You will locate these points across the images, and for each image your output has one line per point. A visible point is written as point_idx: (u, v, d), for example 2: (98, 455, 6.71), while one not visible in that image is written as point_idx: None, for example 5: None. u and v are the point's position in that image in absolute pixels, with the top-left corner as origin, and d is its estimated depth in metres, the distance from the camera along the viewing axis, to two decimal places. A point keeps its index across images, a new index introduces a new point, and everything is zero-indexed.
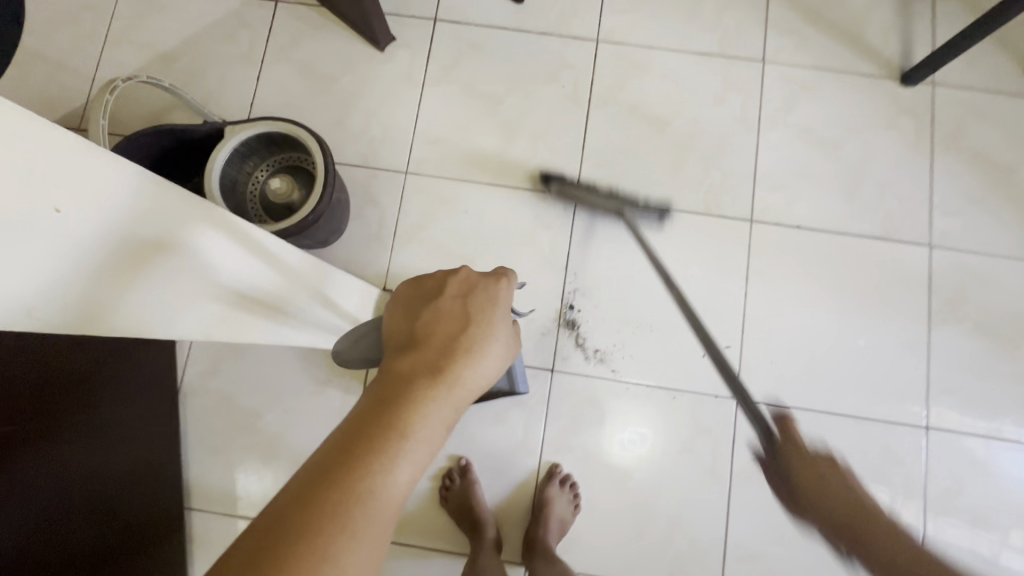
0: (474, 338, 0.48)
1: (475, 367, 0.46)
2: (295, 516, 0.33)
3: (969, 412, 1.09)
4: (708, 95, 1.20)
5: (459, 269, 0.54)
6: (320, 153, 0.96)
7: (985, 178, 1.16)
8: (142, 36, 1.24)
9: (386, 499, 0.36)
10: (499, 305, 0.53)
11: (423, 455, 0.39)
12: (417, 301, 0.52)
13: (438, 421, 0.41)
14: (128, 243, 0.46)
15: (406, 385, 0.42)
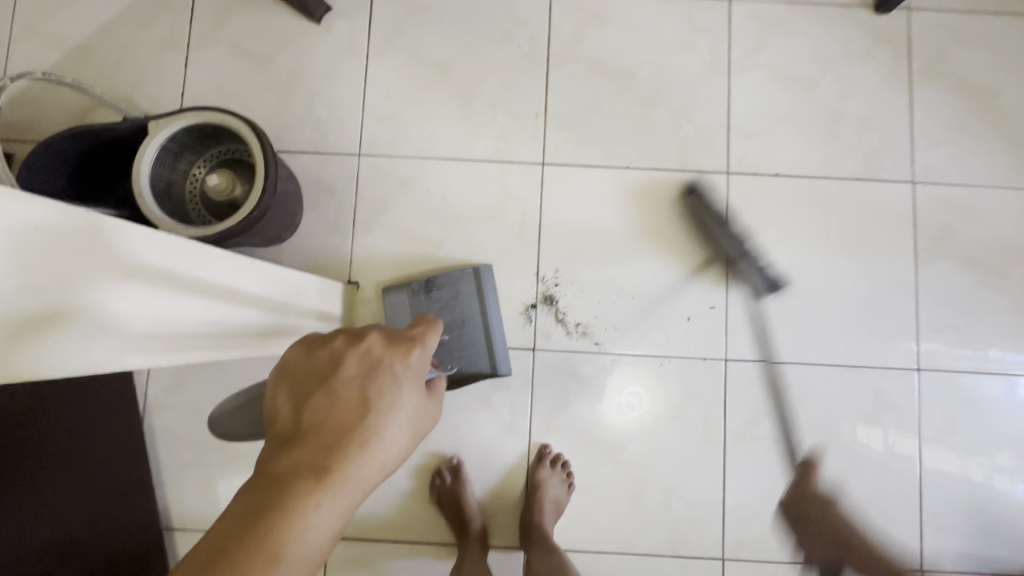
0: (369, 432, 0.40)
1: (371, 462, 0.39)
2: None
3: (961, 348, 1.07)
4: (673, 42, 1.12)
5: (364, 337, 0.44)
6: (257, 144, 0.87)
7: (968, 105, 1.11)
8: (51, 30, 1.13)
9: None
10: (407, 382, 0.44)
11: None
12: (305, 380, 0.42)
13: (305, 548, 0.35)
14: (26, 291, 0.39)
15: (269, 507, 0.35)
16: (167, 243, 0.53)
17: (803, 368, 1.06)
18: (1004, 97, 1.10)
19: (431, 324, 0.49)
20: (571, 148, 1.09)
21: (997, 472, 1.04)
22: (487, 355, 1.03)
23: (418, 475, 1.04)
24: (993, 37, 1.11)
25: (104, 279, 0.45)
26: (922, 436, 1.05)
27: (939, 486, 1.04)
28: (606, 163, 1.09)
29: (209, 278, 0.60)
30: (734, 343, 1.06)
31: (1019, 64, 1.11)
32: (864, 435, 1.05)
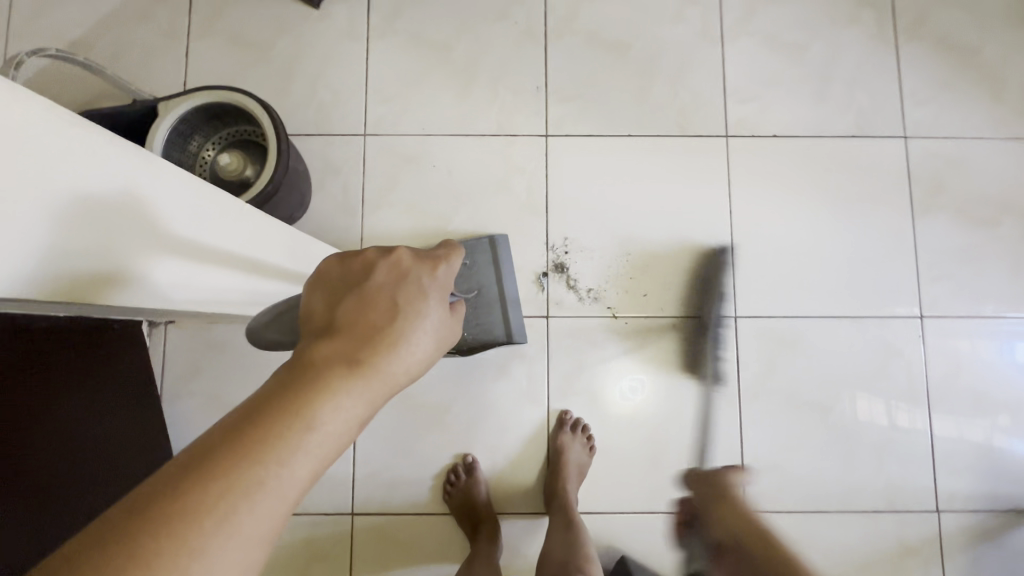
0: (398, 333, 0.40)
1: (399, 361, 0.39)
2: (140, 533, 0.29)
3: (960, 296, 1.10)
4: (666, 13, 1.15)
5: (395, 248, 0.43)
6: (269, 121, 0.88)
7: (952, 62, 1.15)
8: (49, 26, 1.13)
9: (257, 518, 0.31)
10: (433, 295, 0.43)
11: (311, 468, 0.34)
12: (338, 282, 0.42)
13: (334, 428, 0.35)
14: (97, 220, 0.40)
15: (300, 387, 0.35)
16: (208, 190, 0.53)
17: (810, 323, 1.08)
18: (985, 52, 1.15)
19: (456, 247, 0.49)
20: (573, 119, 1.12)
21: (995, 428, 1.07)
22: (502, 323, 1.05)
23: (440, 447, 1.05)
24: None
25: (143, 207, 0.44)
26: (928, 384, 1.08)
27: (946, 435, 1.07)
28: (608, 132, 1.11)
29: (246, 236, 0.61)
30: (742, 301, 1.08)
31: (998, 21, 1.15)
32: (874, 386, 1.07)
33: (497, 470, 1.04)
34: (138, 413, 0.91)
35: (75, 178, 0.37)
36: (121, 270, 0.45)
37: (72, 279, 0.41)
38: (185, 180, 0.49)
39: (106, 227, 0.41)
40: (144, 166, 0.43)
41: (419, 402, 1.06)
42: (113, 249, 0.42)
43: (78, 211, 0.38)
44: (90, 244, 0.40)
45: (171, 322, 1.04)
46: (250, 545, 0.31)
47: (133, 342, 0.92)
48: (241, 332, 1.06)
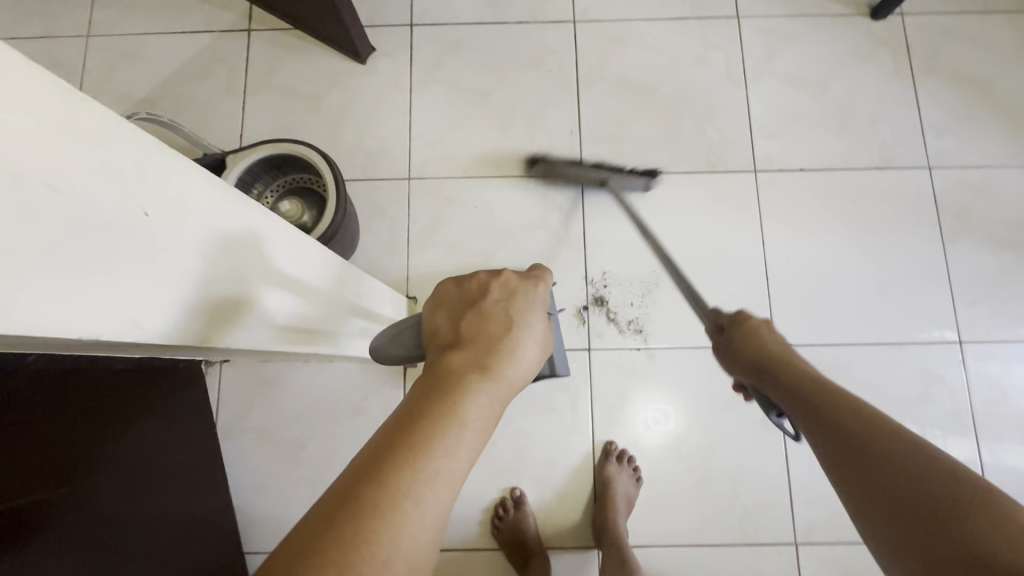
0: (517, 341, 0.46)
1: (519, 364, 0.45)
2: (344, 521, 0.32)
3: (998, 319, 1.11)
4: (691, 57, 1.22)
5: (502, 270, 0.51)
6: (328, 169, 0.94)
7: (969, 94, 1.19)
8: (117, 87, 1.22)
9: (433, 503, 0.35)
10: (536, 308, 0.51)
11: (468, 457, 0.38)
12: (457, 303, 0.49)
13: (481, 421, 0.40)
14: (230, 271, 0.44)
15: (447, 388, 0.40)
16: (303, 240, 0.58)
17: (849, 349, 1.10)
18: (1001, 85, 1.19)
19: (545, 270, 0.56)
20: (606, 158, 1.17)
21: None
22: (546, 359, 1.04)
23: (488, 481, 1.06)
24: (983, 33, 1.22)
25: (254, 257, 0.47)
26: (973, 410, 1.08)
27: (995, 463, 1.06)
28: (641, 170, 1.17)
29: (329, 279, 0.66)
30: (779, 329, 1.10)
31: (1011, 55, 1.21)
32: (917, 413, 1.08)
33: (545, 504, 1.05)
34: (196, 451, 0.96)
35: (219, 236, 0.41)
36: (243, 317, 0.49)
37: (210, 332, 0.45)
38: (288, 232, 0.54)
39: (233, 279, 0.45)
40: (264, 221, 0.48)
41: None
42: (237, 299, 0.47)
43: (215, 261, 0.41)
44: (224, 293, 0.44)
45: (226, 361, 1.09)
46: (429, 527, 0.35)
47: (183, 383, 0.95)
48: (292, 369, 1.10)
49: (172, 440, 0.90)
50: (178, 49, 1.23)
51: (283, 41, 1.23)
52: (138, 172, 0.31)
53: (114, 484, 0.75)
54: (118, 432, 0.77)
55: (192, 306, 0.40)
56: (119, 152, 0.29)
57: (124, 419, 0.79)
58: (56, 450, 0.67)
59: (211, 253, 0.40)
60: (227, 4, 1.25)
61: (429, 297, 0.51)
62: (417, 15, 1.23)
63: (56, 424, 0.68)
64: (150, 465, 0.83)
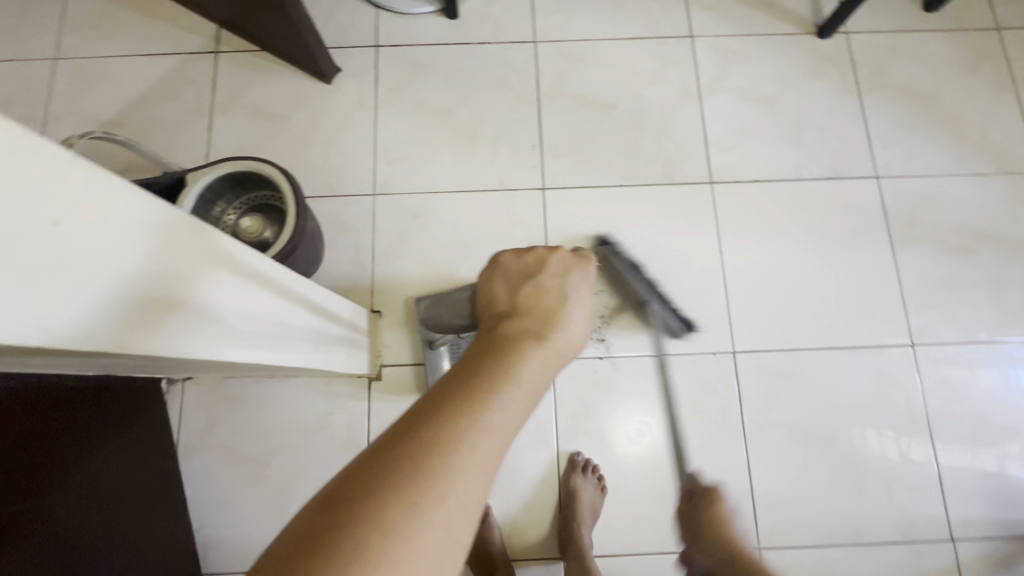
0: (571, 315, 0.47)
1: (572, 336, 0.45)
2: (404, 456, 0.34)
3: (949, 322, 1.14)
4: (647, 74, 1.26)
5: (558, 247, 0.53)
6: (288, 185, 0.96)
7: (914, 107, 1.25)
8: (83, 108, 1.23)
9: (487, 452, 0.35)
10: (590, 284, 0.51)
11: (521, 414, 0.38)
12: (516, 275, 0.50)
13: (535, 382, 0.40)
14: (160, 278, 0.45)
15: (503, 349, 0.42)
16: (242, 251, 0.59)
17: (806, 354, 1.12)
18: (942, 99, 1.25)
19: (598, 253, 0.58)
20: (567, 172, 1.20)
21: (1002, 457, 1.08)
22: None
23: None
24: (923, 50, 1.28)
25: (185, 267, 0.48)
26: (929, 411, 1.10)
27: (952, 462, 1.08)
28: (600, 183, 1.20)
29: (273, 290, 0.67)
30: (737, 336, 1.13)
31: (950, 70, 1.27)
32: (875, 415, 1.10)
33: (511, 515, 1.05)
34: (154, 470, 0.95)
35: (146, 244, 0.42)
36: (181, 324, 0.50)
37: (143, 339, 0.46)
38: (224, 242, 0.55)
39: (164, 284, 0.46)
40: (194, 230, 0.49)
41: None
42: (171, 306, 0.48)
43: (142, 270, 0.42)
44: (157, 299, 0.45)
45: (188, 378, 1.08)
46: (482, 475, 0.35)
47: (136, 402, 0.94)
48: (255, 386, 1.10)
49: (129, 459, 0.89)
50: (145, 70, 1.25)
51: (250, 62, 1.25)
52: (49, 182, 0.32)
53: (72, 504, 0.74)
54: (73, 453, 0.76)
55: (114, 313, 0.40)
56: (27, 159, 0.30)
57: (79, 439, 0.78)
58: (23, 467, 0.67)
59: (136, 262, 0.41)
60: (196, 27, 1.28)
61: (487, 271, 0.52)
62: (382, 36, 1.27)
63: (22, 440, 0.68)
64: (108, 485, 0.82)
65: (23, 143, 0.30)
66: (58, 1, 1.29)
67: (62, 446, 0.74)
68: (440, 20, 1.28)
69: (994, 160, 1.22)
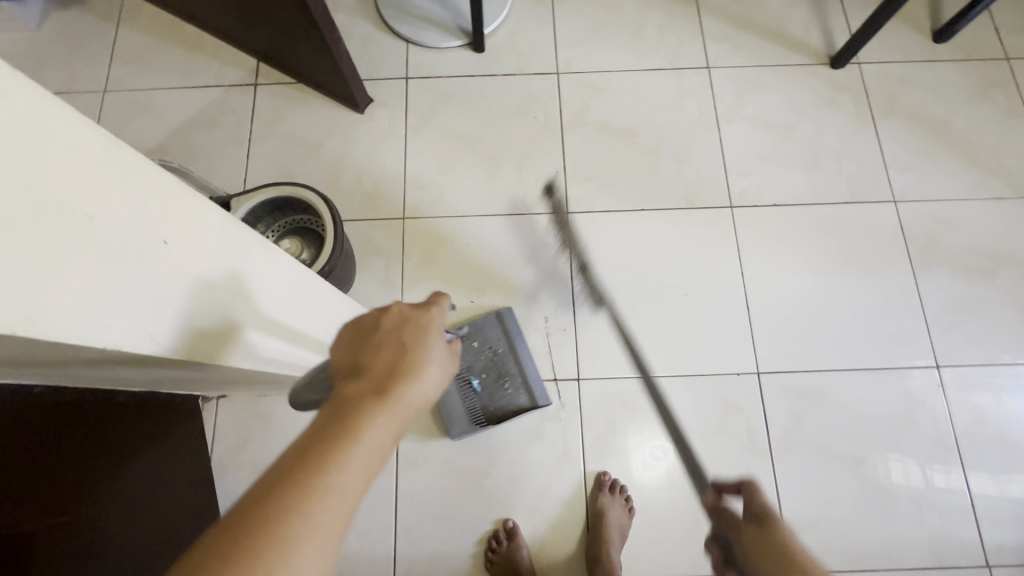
0: (410, 373, 0.47)
1: (413, 392, 0.46)
2: (234, 534, 0.35)
3: (973, 344, 1.15)
4: (666, 103, 1.31)
5: (396, 303, 0.52)
6: (328, 210, 1.00)
7: (927, 134, 1.28)
8: (129, 136, 1.30)
9: (325, 518, 0.37)
10: (433, 333, 0.51)
11: (360, 476, 0.40)
12: (358, 336, 0.50)
13: (375, 441, 0.42)
14: (241, 299, 0.48)
15: (338, 415, 0.42)
16: (310, 276, 0.63)
17: (830, 375, 1.13)
18: (956, 126, 1.28)
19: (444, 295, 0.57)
20: (590, 197, 1.24)
21: None
22: (525, 391, 1.11)
23: (480, 513, 1.06)
24: (934, 79, 1.32)
25: (258, 284, 0.51)
26: (956, 433, 1.10)
27: (982, 487, 1.07)
28: (623, 207, 1.23)
29: (330, 312, 0.70)
30: (759, 355, 1.14)
31: (961, 98, 1.30)
32: (902, 437, 1.10)
33: (538, 536, 1.05)
34: (187, 487, 0.96)
35: (233, 264, 0.45)
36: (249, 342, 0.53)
37: (209, 349, 0.48)
38: (297, 266, 0.59)
39: (241, 305, 0.49)
40: (275, 255, 0.53)
41: (459, 469, 1.08)
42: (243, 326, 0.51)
43: (225, 285, 0.45)
44: (236, 317, 0.49)
45: (223, 396, 1.11)
46: (321, 542, 0.37)
47: (173, 420, 0.96)
48: (287, 404, 1.12)
49: (165, 475, 0.90)
50: (187, 101, 1.32)
51: (286, 93, 1.32)
52: (160, 203, 0.35)
53: (112, 516, 0.75)
54: (114, 465, 0.78)
55: (196, 327, 0.43)
56: (140, 180, 0.33)
57: (120, 451, 0.80)
58: (59, 481, 0.67)
59: (217, 282, 0.44)
60: (236, 61, 1.35)
61: (333, 338, 0.52)
62: (411, 68, 1.33)
63: (59, 454, 0.68)
64: (146, 498, 0.83)
65: (142, 167, 0.33)
66: (108, 38, 1.37)
67: (103, 457, 0.76)
68: (467, 53, 1.34)
69: (1010, 185, 1.24)
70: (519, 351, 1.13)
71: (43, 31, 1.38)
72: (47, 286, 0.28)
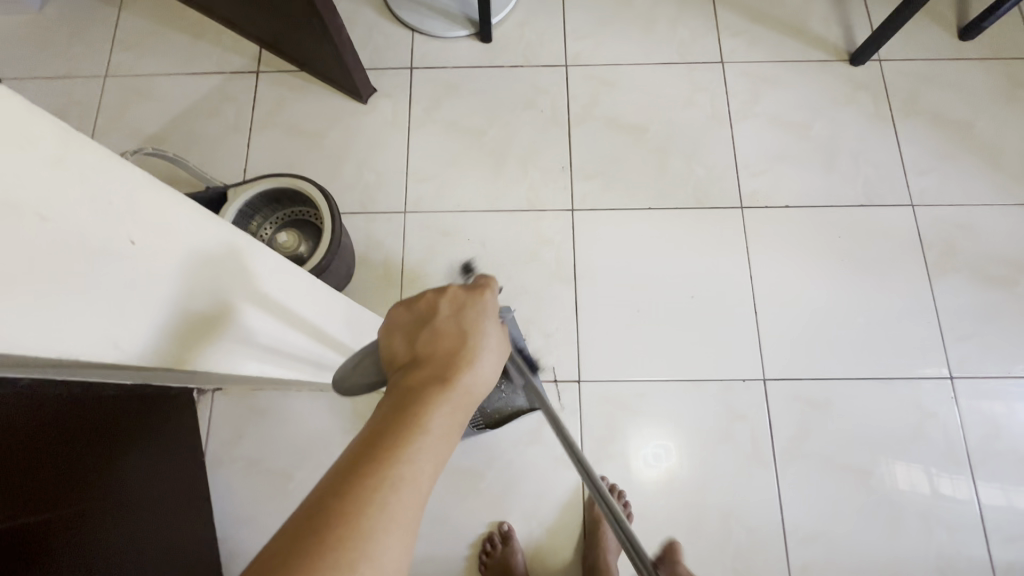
0: (470, 360, 0.45)
1: (475, 378, 0.45)
2: (308, 532, 0.33)
3: (989, 356, 1.11)
4: (677, 99, 1.27)
5: (448, 286, 0.50)
6: (325, 202, 0.98)
7: (948, 136, 1.23)
8: (129, 123, 1.28)
9: (401, 509, 0.36)
10: (490, 316, 0.49)
11: (433, 465, 0.39)
12: (411, 326, 0.48)
13: (442, 429, 0.40)
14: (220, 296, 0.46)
15: (404, 405, 0.41)
16: (300, 273, 0.60)
17: (837, 383, 1.10)
18: (980, 128, 1.23)
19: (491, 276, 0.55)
20: (596, 194, 1.21)
21: None
22: (522, 392, 1.06)
23: (475, 514, 1.04)
24: (958, 78, 1.27)
25: (235, 282, 0.48)
26: (969, 447, 1.06)
27: (994, 503, 1.03)
28: (630, 206, 1.20)
29: (322, 311, 0.68)
30: (765, 362, 1.11)
31: (985, 99, 1.25)
32: (911, 450, 1.06)
33: (534, 539, 1.03)
34: (180, 481, 0.95)
35: (212, 265, 0.43)
36: None
37: (179, 346, 0.47)
38: (286, 263, 0.56)
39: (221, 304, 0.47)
40: (261, 252, 0.51)
41: (455, 469, 1.06)
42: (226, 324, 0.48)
43: (199, 285, 0.42)
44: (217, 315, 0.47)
45: (219, 389, 1.10)
46: (402, 533, 0.35)
47: (166, 414, 0.94)
48: (283, 398, 1.11)
49: (158, 469, 0.89)
50: (189, 88, 1.30)
51: (288, 82, 1.29)
52: (129, 201, 0.33)
53: (101, 509, 0.74)
54: (104, 458, 0.77)
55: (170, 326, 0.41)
56: (105, 178, 0.31)
57: (111, 445, 0.78)
58: (48, 473, 0.66)
59: (188, 281, 0.42)
60: (239, 47, 1.33)
61: (382, 328, 0.50)
62: (416, 58, 1.30)
63: (49, 448, 0.67)
64: (137, 492, 0.82)
65: (108, 161, 0.31)
66: (110, 22, 1.35)
67: (93, 450, 0.75)
68: (474, 44, 1.31)
69: None
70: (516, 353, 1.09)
71: (45, 14, 1.36)
72: None
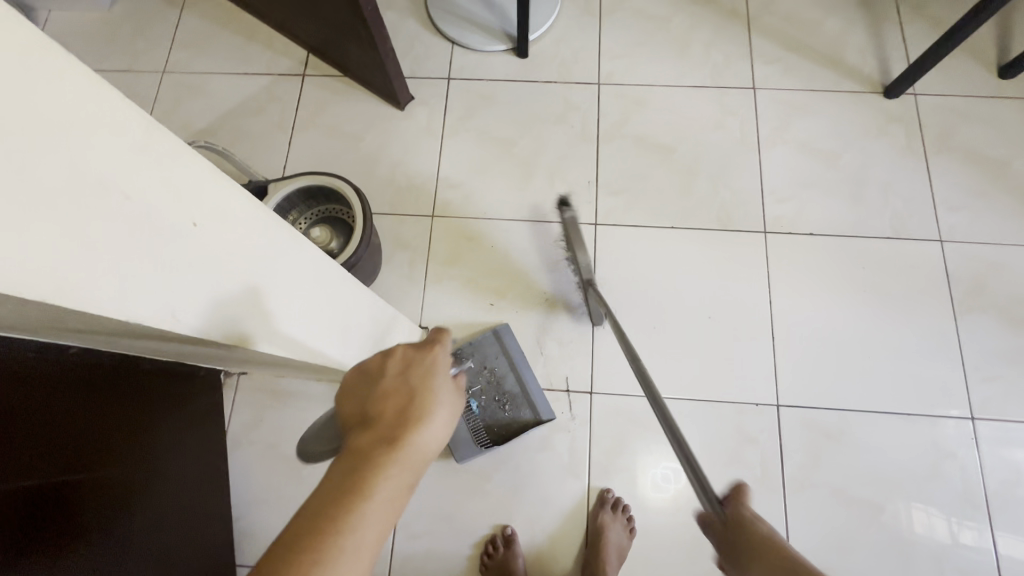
0: (419, 417, 0.47)
1: (425, 435, 0.46)
2: None
3: (1013, 399, 1.08)
4: (707, 122, 1.29)
5: (395, 348, 0.53)
6: (358, 201, 1.02)
7: (982, 173, 1.22)
8: (181, 117, 1.35)
9: (343, 573, 0.37)
10: (440, 371, 0.52)
11: (380, 525, 0.40)
12: (363, 386, 0.51)
13: (390, 487, 0.42)
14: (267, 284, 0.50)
15: (358, 462, 0.43)
16: (334, 267, 0.64)
17: (853, 414, 1.09)
18: (1015, 167, 1.22)
19: (443, 332, 0.58)
20: (620, 211, 1.23)
21: None
22: (528, 404, 1.10)
23: (480, 516, 1.06)
24: (995, 115, 1.25)
25: (280, 272, 0.52)
26: (987, 491, 1.04)
27: (1010, 550, 1.01)
28: (653, 224, 1.22)
29: (352, 304, 0.71)
30: (780, 387, 1.10)
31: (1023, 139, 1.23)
32: (926, 488, 1.04)
33: (536, 545, 1.04)
34: (203, 457, 1.00)
35: (260, 251, 0.47)
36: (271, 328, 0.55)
37: (231, 333, 0.50)
38: (322, 257, 0.60)
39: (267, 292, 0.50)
40: (301, 244, 0.54)
41: (463, 470, 1.08)
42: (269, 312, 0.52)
43: (250, 270, 0.46)
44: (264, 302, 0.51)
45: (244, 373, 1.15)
46: None
47: (194, 392, 0.99)
48: (304, 387, 1.15)
49: (184, 444, 0.94)
50: (238, 87, 1.37)
51: (331, 85, 1.35)
52: (195, 186, 0.37)
53: (129, 475, 0.79)
54: (136, 428, 0.81)
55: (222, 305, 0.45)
56: (175, 166, 0.35)
57: (143, 416, 0.83)
58: (84, 438, 0.71)
59: (242, 267, 0.45)
60: (288, 51, 1.39)
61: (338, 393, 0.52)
62: (454, 69, 1.35)
63: (88, 414, 0.72)
64: (163, 463, 0.86)
65: (180, 149, 0.35)
66: (171, 22, 1.44)
67: (126, 420, 0.80)
68: (510, 58, 1.35)
69: None
70: (519, 369, 1.12)
71: (113, 12, 1.46)
72: (83, 254, 0.30)
